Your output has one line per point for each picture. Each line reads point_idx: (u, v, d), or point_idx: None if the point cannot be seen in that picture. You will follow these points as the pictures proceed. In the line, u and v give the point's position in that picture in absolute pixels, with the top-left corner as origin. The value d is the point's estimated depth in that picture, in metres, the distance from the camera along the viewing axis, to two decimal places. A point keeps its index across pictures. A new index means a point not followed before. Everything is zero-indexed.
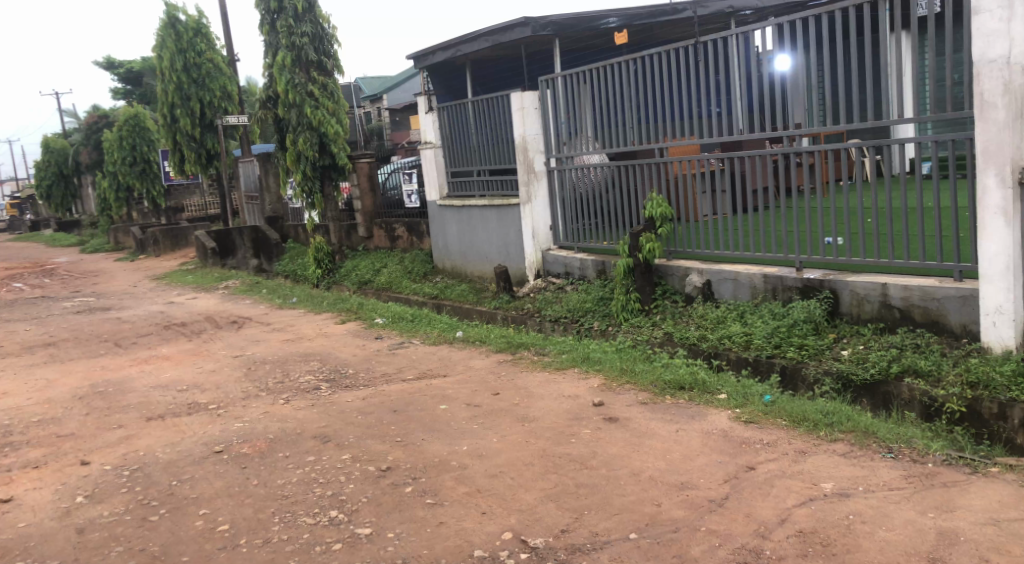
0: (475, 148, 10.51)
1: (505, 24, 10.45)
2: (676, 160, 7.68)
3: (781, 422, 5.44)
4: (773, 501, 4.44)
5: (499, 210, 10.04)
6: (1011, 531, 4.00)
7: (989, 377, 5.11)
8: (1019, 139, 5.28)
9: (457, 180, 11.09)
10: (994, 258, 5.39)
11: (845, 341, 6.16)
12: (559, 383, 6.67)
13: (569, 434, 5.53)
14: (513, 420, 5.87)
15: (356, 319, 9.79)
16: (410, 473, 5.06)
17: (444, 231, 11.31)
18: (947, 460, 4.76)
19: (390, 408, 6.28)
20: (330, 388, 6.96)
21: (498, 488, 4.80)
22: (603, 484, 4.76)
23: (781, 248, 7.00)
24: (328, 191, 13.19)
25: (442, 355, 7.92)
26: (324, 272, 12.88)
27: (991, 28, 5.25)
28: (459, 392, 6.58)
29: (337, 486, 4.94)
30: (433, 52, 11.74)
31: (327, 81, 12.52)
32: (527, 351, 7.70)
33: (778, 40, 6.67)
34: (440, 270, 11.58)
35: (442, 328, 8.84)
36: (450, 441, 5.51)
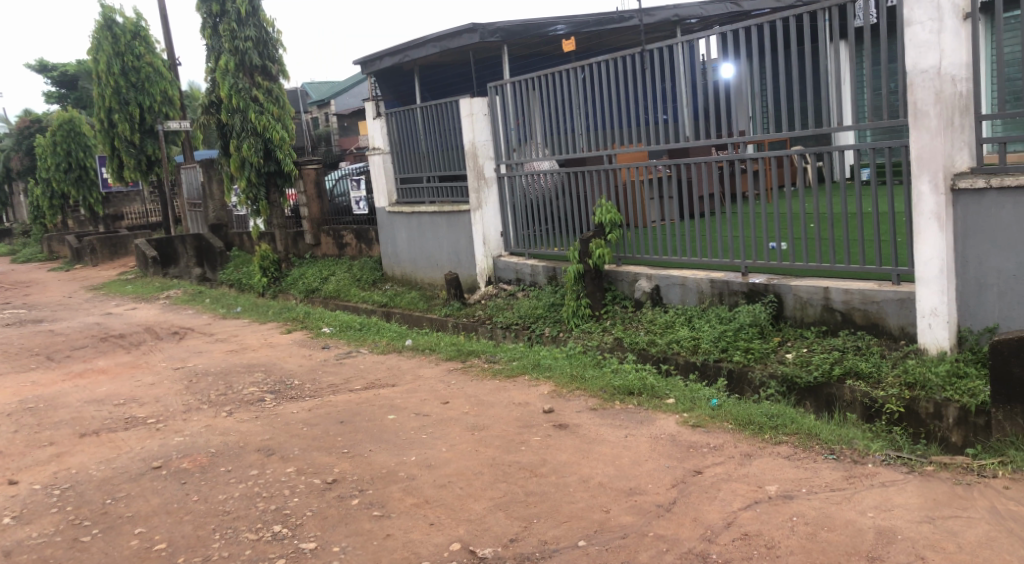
0: (425, 155, 10.49)
1: (453, 30, 10.45)
2: (625, 167, 7.75)
3: (727, 425, 5.51)
4: (719, 504, 4.49)
5: (449, 217, 10.02)
6: (946, 528, 4.11)
7: (926, 378, 5.24)
8: (951, 147, 5.42)
9: (406, 187, 11.05)
10: (929, 262, 5.54)
11: (789, 344, 6.26)
12: (509, 391, 6.66)
13: (518, 442, 5.53)
14: (462, 429, 5.85)
15: (301, 329, 9.67)
16: (356, 484, 5.01)
17: (393, 238, 11.24)
18: (886, 460, 4.87)
19: (337, 419, 6.21)
20: (274, 400, 6.86)
21: (446, 498, 4.77)
22: (552, 492, 4.77)
23: (727, 253, 7.11)
24: (273, 197, 12.94)
25: (391, 363, 7.86)
26: (269, 281, 12.73)
27: (923, 39, 5.41)
28: (407, 402, 6.54)
29: (281, 500, 4.86)
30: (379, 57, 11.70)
31: (271, 87, 12.37)
32: (477, 359, 7.68)
33: (722, 49, 6.77)
34: (389, 277, 11.51)
35: (390, 337, 8.78)
36: (398, 452, 5.47)
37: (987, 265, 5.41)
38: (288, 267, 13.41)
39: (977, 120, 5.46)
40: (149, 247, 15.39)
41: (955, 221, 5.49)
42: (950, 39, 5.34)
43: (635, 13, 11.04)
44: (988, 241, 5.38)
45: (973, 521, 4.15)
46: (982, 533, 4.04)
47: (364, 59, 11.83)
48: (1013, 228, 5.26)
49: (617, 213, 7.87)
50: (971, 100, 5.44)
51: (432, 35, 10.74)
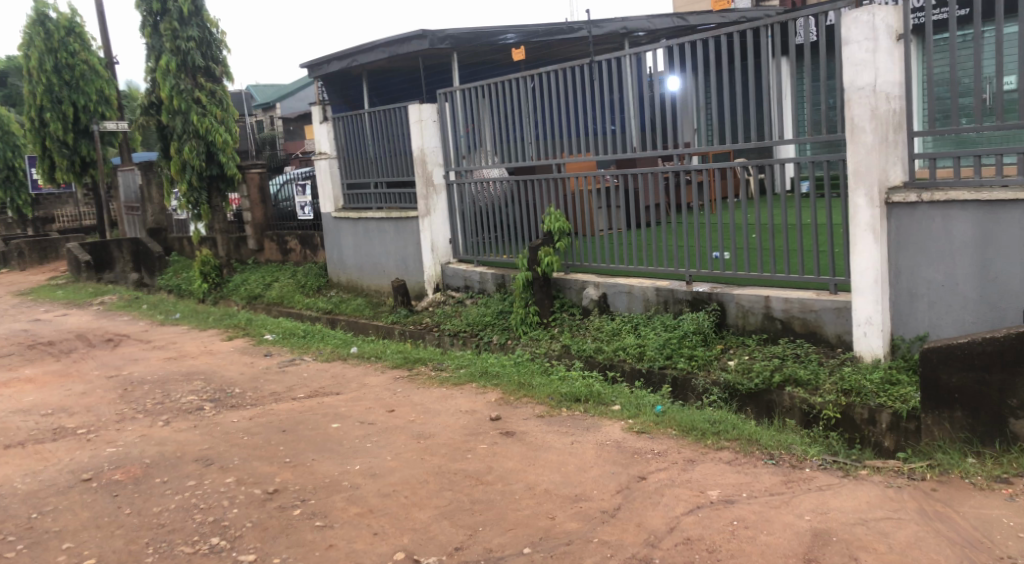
0: (372, 160, 10.45)
1: (402, 36, 10.47)
2: (573, 176, 7.84)
3: (671, 432, 5.60)
4: (662, 510, 4.56)
5: (397, 223, 10.00)
6: (878, 529, 4.21)
7: (861, 385, 5.39)
8: (886, 162, 5.60)
9: (353, 192, 10.98)
10: (864, 273, 5.71)
11: (732, 351, 6.39)
12: (456, 399, 6.66)
13: (465, 450, 5.54)
14: (408, 437, 5.84)
15: (243, 336, 9.54)
16: (298, 494, 4.97)
17: (339, 244, 11.17)
18: (823, 465, 4.99)
19: (279, 428, 6.15)
20: (214, 408, 6.76)
21: (390, 507, 4.76)
22: (498, 500, 4.79)
23: (672, 262, 7.23)
24: (215, 201, 12.83)
25: (335, 371, 7.80)
26: (210, 286, 12.48)
27: (860, 58, 5.59)
28: (352, 410, 6.51)
29: (219, 512, 4.80)
30: (326, 61, 11.67)
31: (215, 88, 12.22)
32: (424, 367, 7.67)
33: (668, 62, 6.90)
34: (335, 284, 11.43)
35: (335, 344, 8.73)
36: (342, 461, 5.44)
37: (918, 276, 5.61)
38: (229, 272, 13.20)
39: (909, 137, 5.65)
40: (83, 251, 14.82)
41: (889, 233, 5.68)
42: (884, 58, 5.51)
43: (583, 25, 11.10)
44: (919, 252, 5.58)
45: (904, 522, 4.26)
46: (911, 534, 4.16)
47: (311, 63, 11.77)
48: (943, 241, 5.46)
49: (565, 222, 7.92)
50: (904, 117, 5.64)
51: (382, 41, 10.75)
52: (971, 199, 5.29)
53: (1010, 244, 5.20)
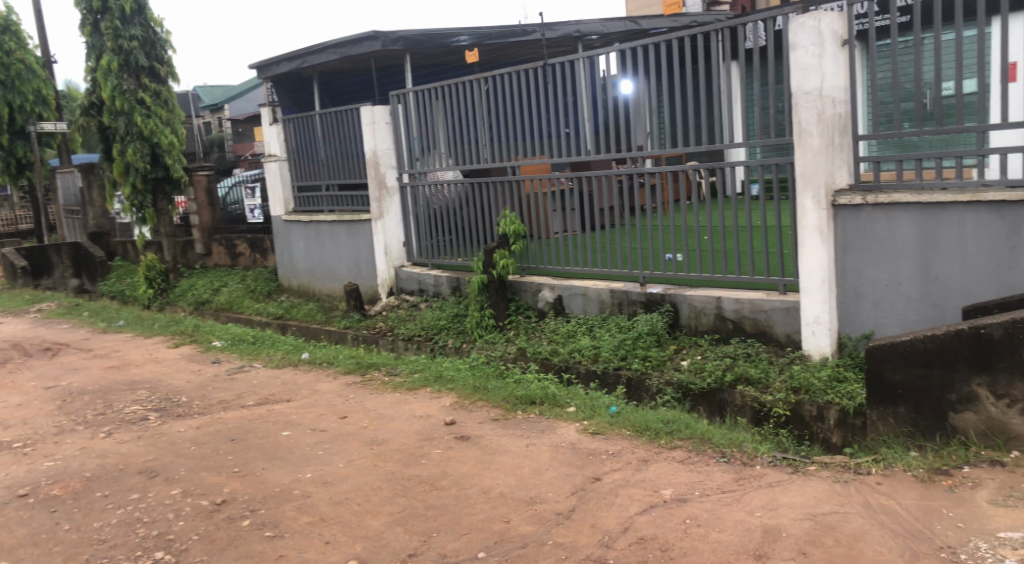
0: (324, 163, 10.38)
1: (354, 37, 10.42)
2: (528, 179, 7.88)
3: (626, 432, 5.65)
4: (617, 510, 4.61)
5: (349, 226, 9.95)
6: (826, 523, 4.25)
7: (809, 383, 5.52)
8: (832, 165, 5.73)
9: (303, 195, 10.89)
10: (812, 273, 5.85)
11: (684, 352, 6.49)
12: (410, 404, 6.65)
13: (419, 455, 5.53)
14: (361, 444, 5.81)
15: (189, 343, 9.40)
16: (247, 505, 4.91)
17: (289, 247, 11.08)
18: (773, 461, 5.07)
19: (227, 436, 6.08)
20: (159, 418, 6.66)
21: (342, 515, 4.73)
22: (452, 505, 4.80)
23: (626, 264, 7.29)
24: (161, 205, 12.58)
25: (286, 378, 7.73)
26: (156, 292, 12.24)
27: (806, 62, 5.72)
28: (303, 417, 6.45)
29: (163, 525, 4.73)
30: (276, 63, 11.57)
31: (160, 89, 12.00)
32: (378, 372, 7.64)
33: (621, 66, 6.99)
34: (285, 288, 11.33)
35: (286, 350, 8.64)
36: (293, 469, 5.40)
37: (864, 275, 5.75)
38: (176, 278, 12.90)
39: (854, 140, 5.79)
40: (19, 258, 14.36)
41: (836, 234, 5.82)
42: (830, 63, 5.65)
43: (537, 27, 11.14)
44: (864, 253, 5.73)
45: (850, 516, 4.30)
46: (858, 527, 4.19)
47: (261, 64, 11.65)
48: (887, 242, 5.61)
49: (520, 224, 7.94)
50: (850, 120, 5.77)
51: (332, 42, 10.69)
52: (913, 201, 5.44)
53: (950, 244, 5.34)
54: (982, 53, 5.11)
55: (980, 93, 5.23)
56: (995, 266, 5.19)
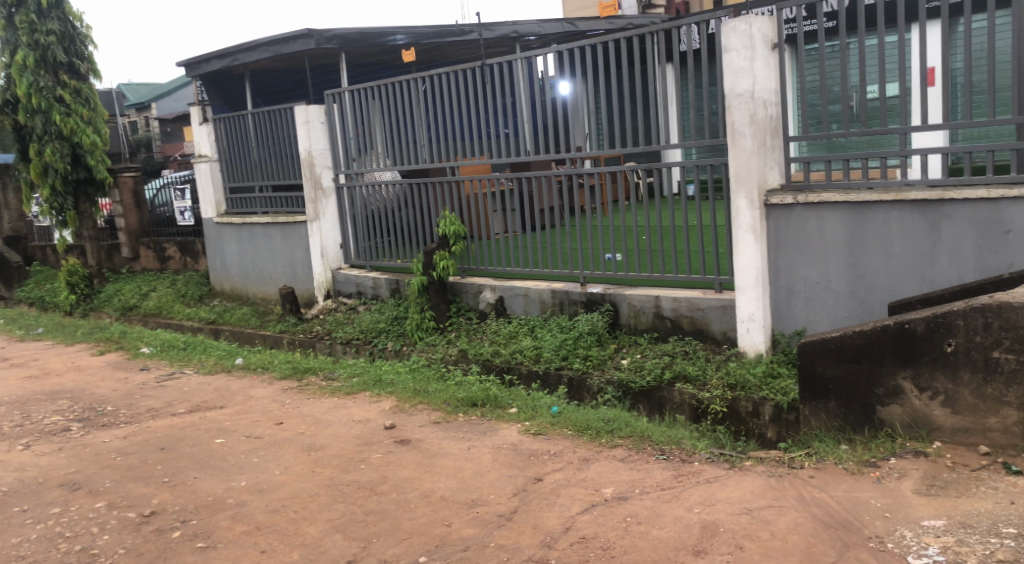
0: (257, 163, 10.21)
1: (287, 35, 10.26)
2: (468, 180, 7.87)
3: (567, 432, 5.69)
4: (559, 510, 4.64)
5: (284, 229, 9.82)
6: (761, 517, 4.32)
7: (745, 380, 5.65)
8: (764, 165, 5.85)
9: (236, 196, 10.70)
10: (747, 271, 5.97)
11: (625, 350, 6.57)
12: (348, 408, 6.58)
13: (358, 460, 5.48)
14: (298, 450, 5.74)
15: (115, 350, 9.16)
16: (177, 516, 4.81)
17: (222, 251, 10.89)
18: (710, 458, 5.15)
19: (156, 446, 5.94)
20: (82, 429, 6.47)
21: (278, 523, 4.67)
22: (392, 509, 4.77)
23: (567, 264, 7.33)
24: (83, 207, 12.30)
25: (219, 384, 7.58)
26: (79, 298, 11.92)
27: (738, 65, 5.83)
28: (237, 424, 6.34)
29: (88, 539, 4.60)
30: (205, 60, 11.31)
31: (80, 87, 11.69)
32: (315, 377, 7.55)
33: (559, 67, 7.03)
34: (218, 293, 11.13)
35: (218, 356, 8.48)
36: (226, 478, 5.30)
37: (795, 273, 5.90)
38: (101, 283, 12.61)
39: (785, 142, 5.93)
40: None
41: (768, 233, 5.95)
42: (761, 66, 5.78)
43: (474, 28, 11.11)
44: (795, 251, 5.87)
45: (784, 509, 4.37)
46: (791, 520, 4.26)
47: (189, 62, 11.37)
48: (817, 241, 5.75)
49: (461, 226, 7.92)
50: (780, 122, 5.91)
51: (265, 40, 10.51)
52: (840, 200, 5.59)
53: (875, 242, 5.51)
54: (903, 58, 5.27)
55: (902, 96, 5.38)
56: (917, 263, 5.36)
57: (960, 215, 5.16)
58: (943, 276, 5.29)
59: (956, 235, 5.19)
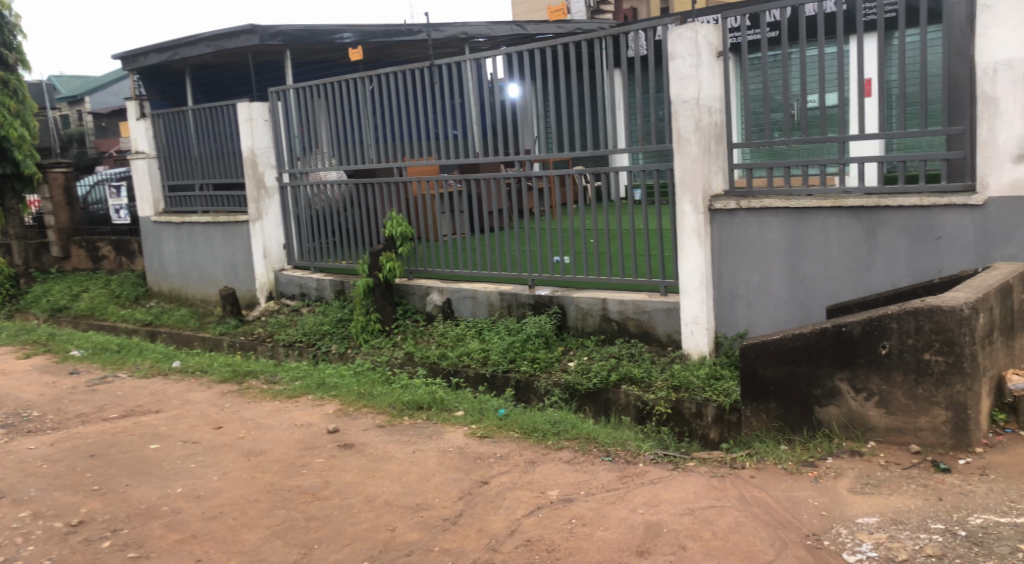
0: (197, 160, 10.05)
1: (230, 31, 10.12)
2: (416, 180, 7.85)
3: (513, 434, 5.71)
4: (504, 513, 4.65)
5: (225, 228, 9.67)
6: (703, 517, 4.39)
7: (689, 381, 5.75)
8: (709, 171, 5.95)
9: (175, 194, 10.52)
10: (691, 274, 6.06)
11: (572, 353, 6.62)
12: (291, 412, 6.51)
13: (300, 465, 5.43)
14: (237, 455, 5.66)
15: (44, 352, 8.92)
16: (108, 525, 4.72)
17: (160, 251, 10.69)
18: (655, 459, 5.22)
19: (86, 453, 5.80)
20: (7, 435, 6.29)
21: (215, 531, 4.60)
22: (335, 514, 4.73)
23: (516, 266, 7.35)
24: (9, 203, 11.97)
25: (154, 388, 7.43)
26: (5, 298, 11.56)
27: (685, 72, 5.92)
28: (173, 429, 6.24)
29: (13, 550, 4.48)
30: (143, 53, 11.08)
31: (8, 78, 11.35)
32: (256, 380, 7.45)
33: (508, 70, 7.04)
34: (155, 294, 10.93)
35: (155, 358, 8.32)
36: (161, 485, 5.21)
37: (738, 277, 6.01)
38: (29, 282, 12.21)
39: (729, 148, 6.05)
40: None
41: (712, 238, 6.06)
42: (706, 73, 5.88)
43: (423, 28, 11.07)
44: (739, 255, 5.98)
45: (726, 509, 4.45)
46: (732, 519, 4.34)
47: (127, 54, 11.12)
48: (759, 245, 5.87)
49: (408, 227, 7.94)
50: (725, 129, 6.02)
51: (207, 34, 10.36)
52: (781, 206, 5.71)
53: (815, 247, 5.64)
54: (842, 69, 5.41)
55: (840, 106, 5.53)
56: (854, 267, 5.51)
57: (895, 221, 5.32)
58: (879, 280, 5.45)
59: (892, 240, 5.35)
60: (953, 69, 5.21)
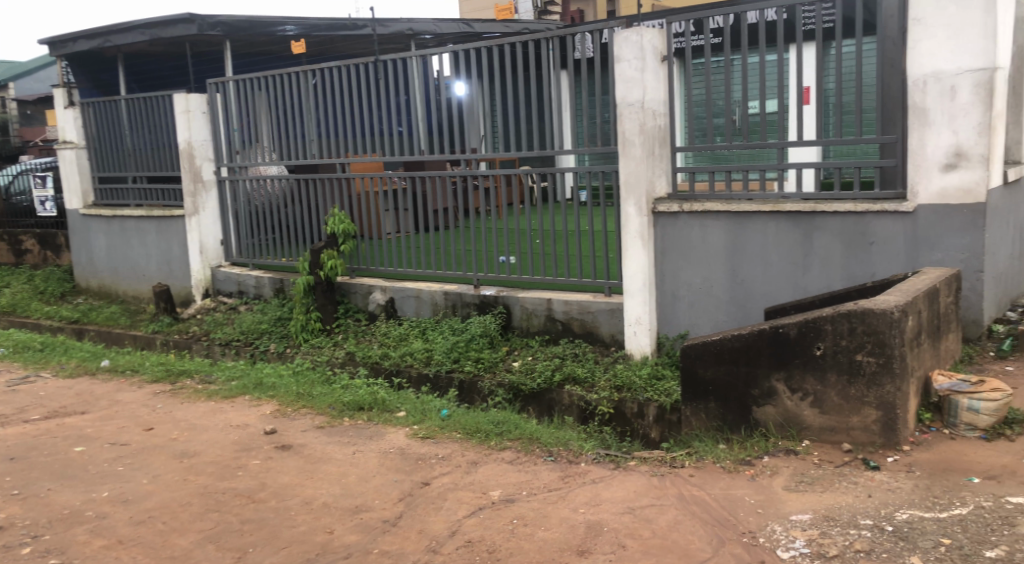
0: (130, 152, 9.81)
1: (167, 18, 9.91)
2: (359, 177, 7.79)
3: (456, 435, 5.71)
4: (445, 514, 4.65)
5: (160, 223, 9.45)
6: (642, 516, 4.45)
7: (631, 382, 5.81)
8: (652, 173, 6.03)
9: (105, 187, 10.25)
10: (634, 275, 6.14)
11: (516, 353, 6.65)
12: (227, 413, 6.40)
13: (235, 467, 5.35)
14: (169, 456, 5.55)
15: None
16: (29, 530, 4.58)
17: (89, 245, 10.42)
18: (596, 458, 5.27)
19: (6, 456, 5.63)
20: None
21: (144, 536, 4.50)
22: (272, 517, 4.67)
23: (460, 265, 7.35)
24: None
25: (80, 388, 7.24)
26: None
27: (630, 75, 5.98)
28: (100, 431, 6.08)
29: None
30: (72, 39, 10.73)
31: None
32: (190, 380, 7.31)
33: (455, 67, 7.04)
34: (83, 290, 10.65)
35: (81, 357, 8.10)
36: (87, 489, 5.08)
37: (680, 278, 6.10)
38: None
39: (672, 152, 6.14)
40: None
41: (655, 240, 6.14)
42: (651, 77, 5.95)
43: (368, 23, 10.96)
44: (680, 257, 6.08)
45: (665, 508, 4.52)
46: (671, 518, 4.40)
47: (54, 40, 10.70)
48: (700, 247, 5.97)
49: (350, 224, 7.88)
50: (668, 133, 6.11)
51: (142, 21, 10.13)
52: (722, 209, 5.82)
53: (754, 250, 5.76)
54: (781, 76, 5.52)
55: (779, 113, 5.64)
56: (792, 270, 5.63)
57: (831, 226, 5.46)
58: (815, 283, 5.58)
59: (827, 244, 5.49)
60: (886, 79, 5.35)
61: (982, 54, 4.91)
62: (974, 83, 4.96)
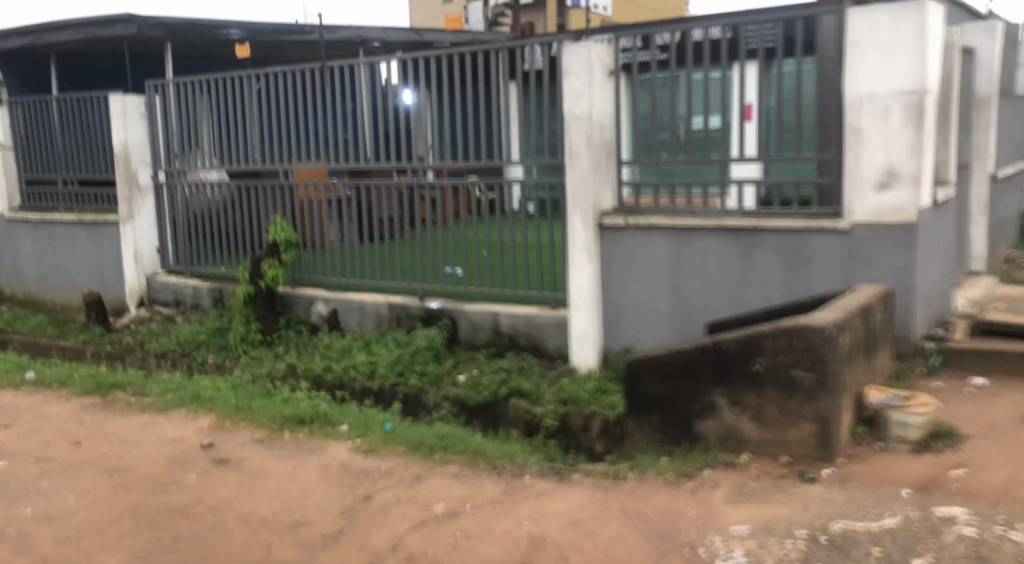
0: (59, 154, 9.49)
1: (104, 18, 9.65)
2: (303, 184, 7.72)
3: (399, 449, 5.64)
4: (387, 528, 4.58)
5: (91, 229, 9.22)
6: (585, 529, 4.44)
7: (577, 396, 5.83)
8: (597, 186, 6.08)
9: (33, 189, 9.96)
10: (581, 287, 6.19)
11: (462, 366, 6.62)
12: (161, 426, 6.24)
13: (169, 482, 5.21)
14: (98, 472, 5.38)
15: None
16: None
17: (14, 249, 10.13)
18: (542, 471, 5.25)
19: None
20: None
21: (69, 554, 4.35)
22: (207, 533, 4.55)
23: (405, 276, 7.28)
24: None
25: (5, 402, 6.99)
26: None
27: (577, 89, 6.03)
28: (24, 446, 5.88)
29: None
30: (4, 37, 10.48)
31: None
32: (122, 392, 7.10)
33: (402, 76, 7.00)
34: (8, 298, 10.33)
35: (5, 369, 7.81)
36: (10, 507, 4.89)
37: (626, 292, 6.16)
38: None
39: (619, 165, 6.19)
40: None
41: (601, 253, 6.19)
42: (598, 91, 6.00)
43: (315, 28, 10.87)
44: (625, 271, 6.13)
45: (608, 520, 4.51)
46: (614, 530, 4.40)
47: None
48: (643, 261, 6.03)
49: (293, 233, 7.76)
50: (614, 147, 6.16)
51: (78, 20, 9.86)
52: (666, 223, 5.89)
53: (697, 265, 5.82)
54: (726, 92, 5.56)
55: (722, 128, 5.70)
56: (733, 285, 5.71)
57: (770, 242, 5.56)
58: (755, 298, 5.67)
59: (767, 260, 5.58)
60: (825, 98, 5.44)
61: (913, 78, 5.04)
62: (904, 105, 5.10)
